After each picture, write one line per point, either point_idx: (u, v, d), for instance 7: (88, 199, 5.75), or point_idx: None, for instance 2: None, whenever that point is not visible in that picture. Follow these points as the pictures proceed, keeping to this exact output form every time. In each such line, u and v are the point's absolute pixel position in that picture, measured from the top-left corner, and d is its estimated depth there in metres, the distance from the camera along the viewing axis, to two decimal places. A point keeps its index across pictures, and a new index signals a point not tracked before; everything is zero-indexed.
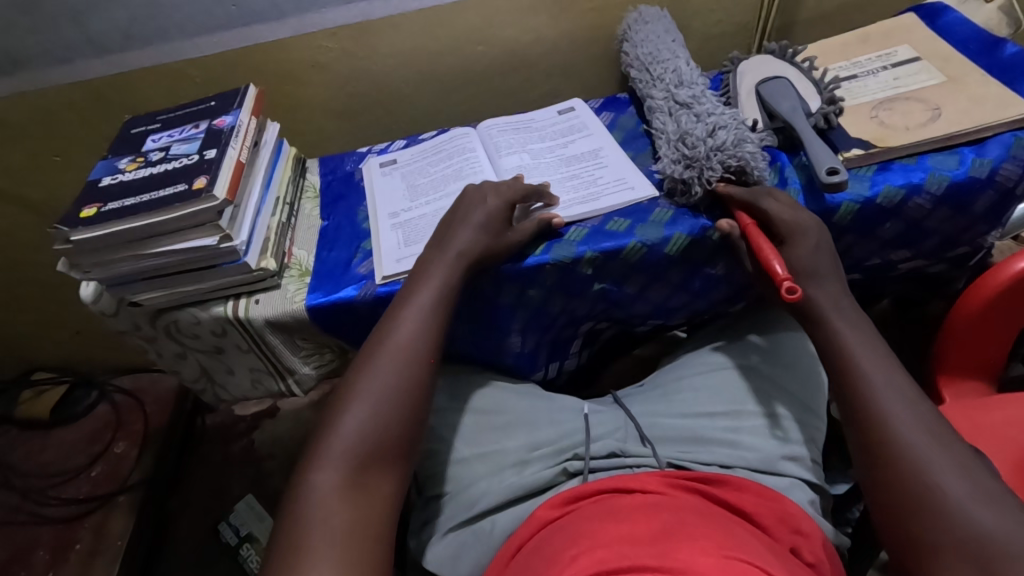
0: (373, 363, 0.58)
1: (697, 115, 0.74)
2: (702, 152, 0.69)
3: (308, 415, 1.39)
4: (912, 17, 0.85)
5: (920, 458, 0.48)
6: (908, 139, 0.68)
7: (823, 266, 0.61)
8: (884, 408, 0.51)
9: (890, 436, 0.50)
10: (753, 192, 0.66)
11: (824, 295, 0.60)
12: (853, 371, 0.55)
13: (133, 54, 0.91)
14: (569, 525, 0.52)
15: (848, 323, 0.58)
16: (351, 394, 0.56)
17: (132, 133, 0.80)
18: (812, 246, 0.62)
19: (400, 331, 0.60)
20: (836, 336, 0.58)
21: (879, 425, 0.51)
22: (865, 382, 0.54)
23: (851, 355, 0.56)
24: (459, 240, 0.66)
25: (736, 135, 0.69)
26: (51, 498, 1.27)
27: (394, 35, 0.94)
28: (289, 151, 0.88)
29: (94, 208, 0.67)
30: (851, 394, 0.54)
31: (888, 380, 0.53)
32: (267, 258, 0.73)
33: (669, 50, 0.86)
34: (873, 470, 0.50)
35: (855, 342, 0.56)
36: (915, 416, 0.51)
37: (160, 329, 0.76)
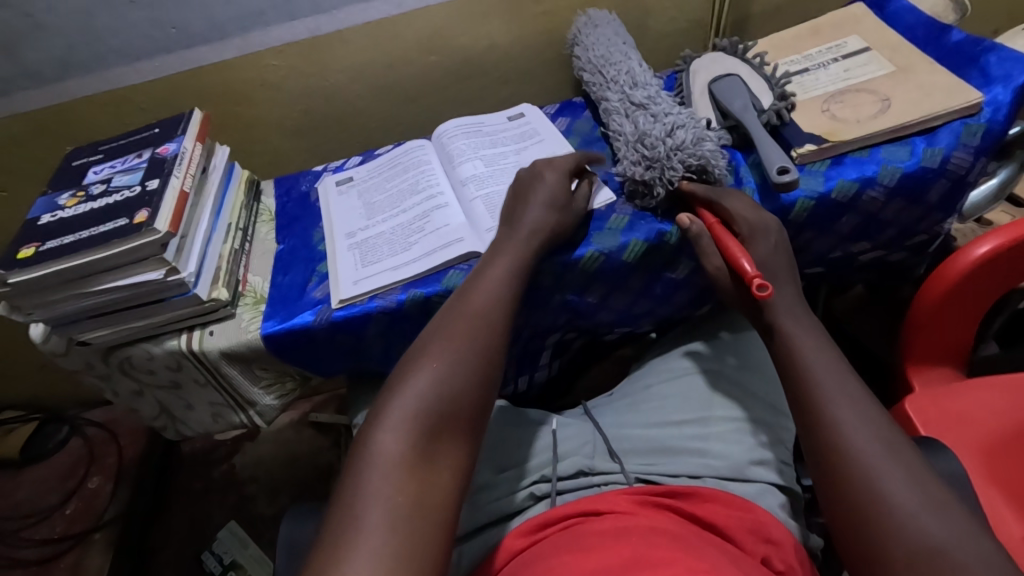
0: (446, 335, 0.57)
1: (654, 115, 0.72)
2: (661, 153, 0.68)
3: (288, 436, 1.37)
4: (860, 7, 0.85)
5: (876, 467, 0.47)
6: (859, 133, 0.68)
7: (775, 270, 0.61)
8: (838, 415, 0.51)
9: (847, 444, 0.49)
10: (716, 191, 0.66)
11: (778, 297, 0.60)
12: (811, 377, 0.54)
13: (73, 83, 0.88)
14: (538, 557, 0.51)
15: (806, 328, 0.58)
16: (420, 363, 0.55)
17: (73, 166, 0.78)
18: (773, 240, 0.62)
19: (471, 308, 0.59)
20: (799, 338, 0.57)
21: (847, 431, 0.50)
22: (820, 390, 0.53)
23: (806, 361, 0.55)
24: (533, 212, 0.66)
25: (694, 133, 0.69)
26: (24, 539, 1.23)
27: (344, 49, 0.92)
28: (240, 174, 0.86)
29: (32, 249, 0.65)
30: (807, 403, 0.53)
31: (845, 385, 0.53)
32: (218, 288, 0.71)
33: (621, 51, 0.85)
34: (831, 480, 0.49)
35: (810, 347, 0.56)
36: (871, 423, 0.50)
37: (114, 367, 0.74)
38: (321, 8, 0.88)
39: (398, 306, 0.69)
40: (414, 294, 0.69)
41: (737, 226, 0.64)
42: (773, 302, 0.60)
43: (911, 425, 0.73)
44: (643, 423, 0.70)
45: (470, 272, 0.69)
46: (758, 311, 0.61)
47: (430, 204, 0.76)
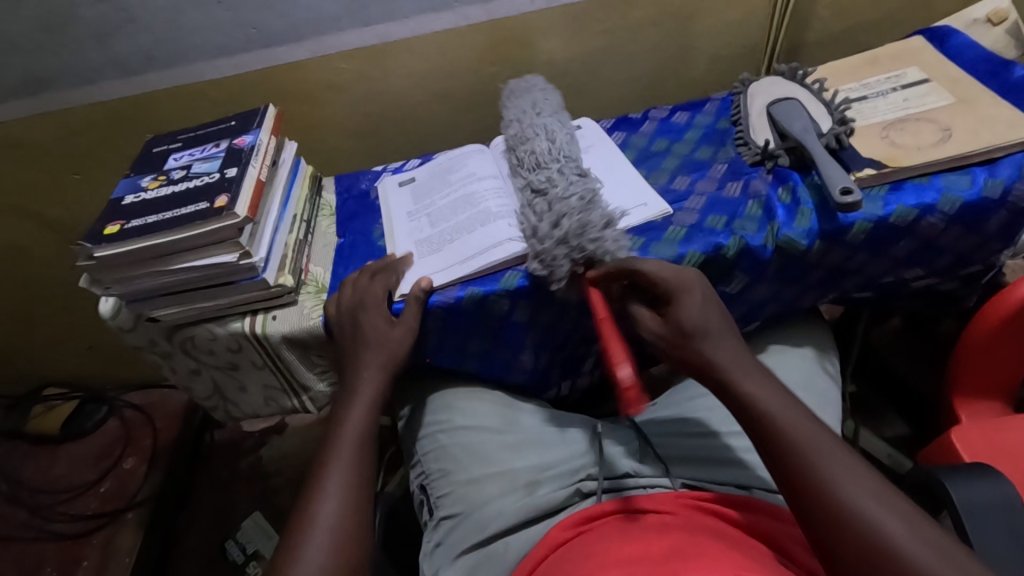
0: (338, 447, 0.63)
1: (546, 203, 0.71)
2: (542, 247, 0.67)
3: (315, 432, 1.38)
4: (920, 39, 0.86)
5: (884, 520, 0.45)
6: (920, 159, 0.69)
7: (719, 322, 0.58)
8: (833, 477, 0.48)
9: (854, 508, 0.46)
10: (618, 265, 0.64)
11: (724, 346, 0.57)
12: (792, 436, 0.50)
13: (155, 76, 0.93)
14: (584, 544, 0.53)
15: (765, 380, 0.54)
16: (306, 526, 0.56)
17: (154, 152, 0.82)
18: (703, 301, 0.59)
19: (340, 454, 0.62)
20: (770, 398, 0.53)
21: (840, 488, 0.47)
22: (814, 448, 0.50)
23: (780, 416, 0.52)
24: (383, 336, 0.69)
25: (585, 220, 0.67)
26: (59, 514, 1.25)
27: (409, 56, 0.96)
28: (305, 169, 0.89)
29: (118, 225, 0.69)
30: (792, 461, 0.50)
31: (822, 441, 0.50)
32: (284, 275, 0.74)
33: (525, 118, 0.83)
34: (836, 550, 0.46)
35: (779, 403, 0.52)
36: (859, 476, 0.48)
37: (177, 345, 0.77)
38: (391, 16, 0.92)
39: (456, 302, 0.71)
40: (473, 292, 0.71)
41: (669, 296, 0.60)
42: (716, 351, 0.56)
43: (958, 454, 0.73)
44: (686, 430, 0.71)
45: (528, 273, 0.71)
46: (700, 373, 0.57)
47: (494, 206, 0.78)
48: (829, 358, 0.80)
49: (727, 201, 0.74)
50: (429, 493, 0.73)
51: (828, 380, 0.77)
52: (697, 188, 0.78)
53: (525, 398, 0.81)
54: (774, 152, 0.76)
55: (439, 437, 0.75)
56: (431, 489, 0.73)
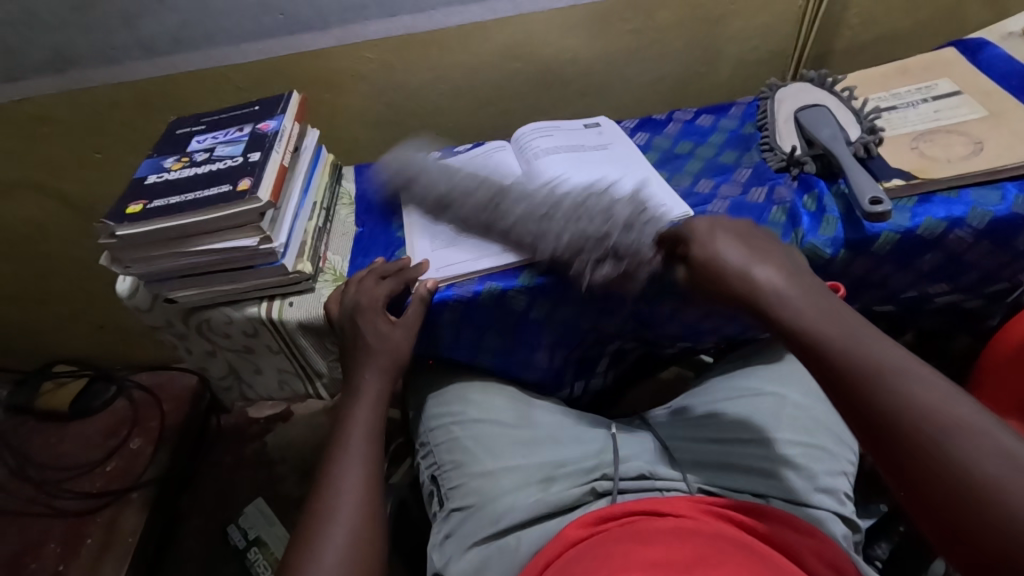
0: (351, 444, 0.64)
1: (574, 212, 0.70)
2: (613, 240, 0.67)
3: (321, 421, 1.37)
4: (952, 51, 0.85)
5: (905, 380, 0.44)
6: (950, 172, 0.68)
7: (772, 262, 0.57)
8: (848, 340, 0.48)
9: (923, 418, 0.42)
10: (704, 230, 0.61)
11: (776, 278, 0.55)
12: (849, 358, 0.47)
13: (181, 58, 0.93)
14: (601, 545, 0.53)
15: (817, 307, 0.52)
16: (323, 522, 0.57)
17: (177, 134, 0.82)
18: (743, 246, 0.58)
19: (350, 453, 0.63)
20: (789, 286, 0.54)
21: (846, 341, 0.48)
22: (886, 365, 0.45)
23: (833, 340, 0.49)
24: (383, 338, 0.69)
25: (631, 208, 0.69)
26: (65, 490, 1.24)
27: (435, 48, 0.96)
28: (326, 158, 0.89)
29: (140, 205, 0.69)
30: (799, 319, 0.51)
31: (892, 360, 0.46)
32: (303, 262, 0.74)
33: (448, 170, 0.80)
34: (918, 471, 0.41)
35: (835, 329, 0.49)
36: (884, 346, 0.47)
37: (192, 328, 0.78)
38: (418, 7, 0.92)
39: (474, 297, 0.70)
40: (491, 287, 0.70)
41: (695, 244, 0.60)
42: (775, 284, 0.54)
43: None
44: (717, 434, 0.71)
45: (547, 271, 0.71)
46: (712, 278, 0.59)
47: None
48: None
49: (750, 206, 0.74)
50: (440, 484, 0.74)
51: None
52: (720, 192, 0.77)
53: (540, 397, 0.82)
54: (800, 159, 0.75)
55: (453, 429, 0.76)
56: (442, 480, 0.74)
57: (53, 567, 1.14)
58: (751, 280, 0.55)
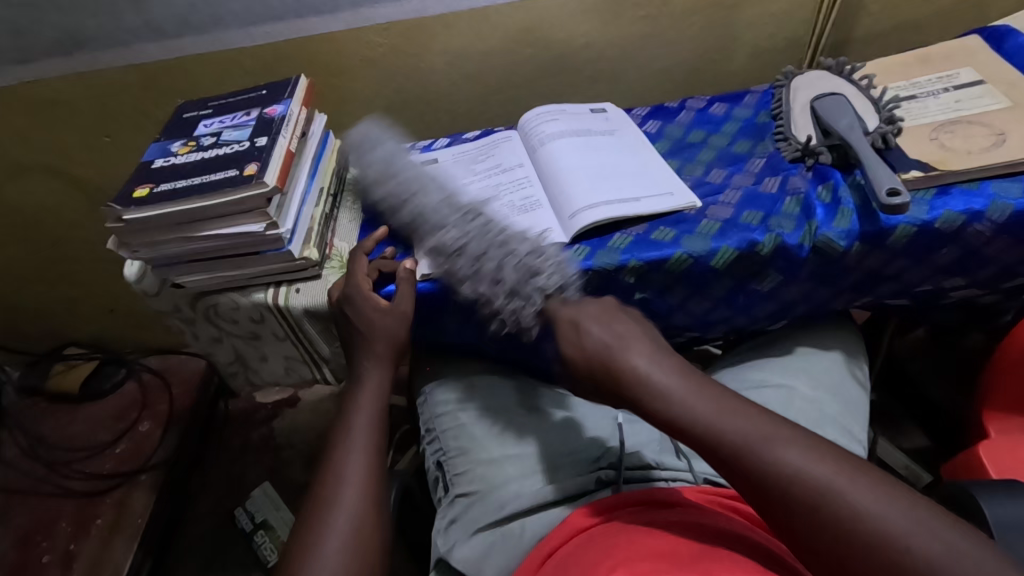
0: (360, 428, 0.64)
1: (476, 247, 0.68)
2: (500, 305, 0.66)
3: (327, 407, 1.38)
4: (975, 39, 0.83)
5: (771, 450, 0.46)
6: (971, 164, 0.66)
7: (627, 342, 0.59)
8: (711, 421, 0.50)
9: (806, 480, 0.44)
10: (578, 310, 0.63)
11: (648, 364, 0.56)
12: (719, 435, 0.49)
13: (189, 41, 0.92)
14: (605, 534, 0.52)
15: (678, 381, 0.54)
16: (327, 507, 0.58)
17: (184, 118, 0.82)
18: (613, 332, 0.60)
19: (355, 438, 0.63)
20: (657, 367, 0.55)
21: (714, 423, 0.50)
22: (750, 442, 0.48)
23: (702, 418, 0.51)
24: (384, 327, 0.68)
25: (521, 273, 0.66)
26: (76, 471, 1.25)
27: (444, 33, 0.94)
28: (334, 143, 0.88)
29: (147, 189, 0.69)
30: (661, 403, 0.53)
31: (759, 428, 0.48)
32: (310, 248, 0.74)
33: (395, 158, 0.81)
34: (813, 539, 0.43)
35: (707, 406, 0.51)
36: (740, 418, 0.50)
37: (199, 312, 0.78)
38: None
39: None
40: None
41: (575, 336, 0.61)
42: (642, 367, 0.56)
43: (985, 471, 0.74)
44: None
45: None
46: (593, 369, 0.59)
47: (517, 200, 0.77)
48: (857, 364, 0.79)
49: (763, 197, 0.72)
50: (445, 470, 0.74)
51: (857, 387, 0.76)
52: (733, 182, 0.75)
53: (546, 385, 0.81)
54: (815, 149, 0.74)
55: (459, 416, 0.76)
56: (447, 466, 0.74)
57: (65, 546, 1.16)
58: (630, 372, 0.56)
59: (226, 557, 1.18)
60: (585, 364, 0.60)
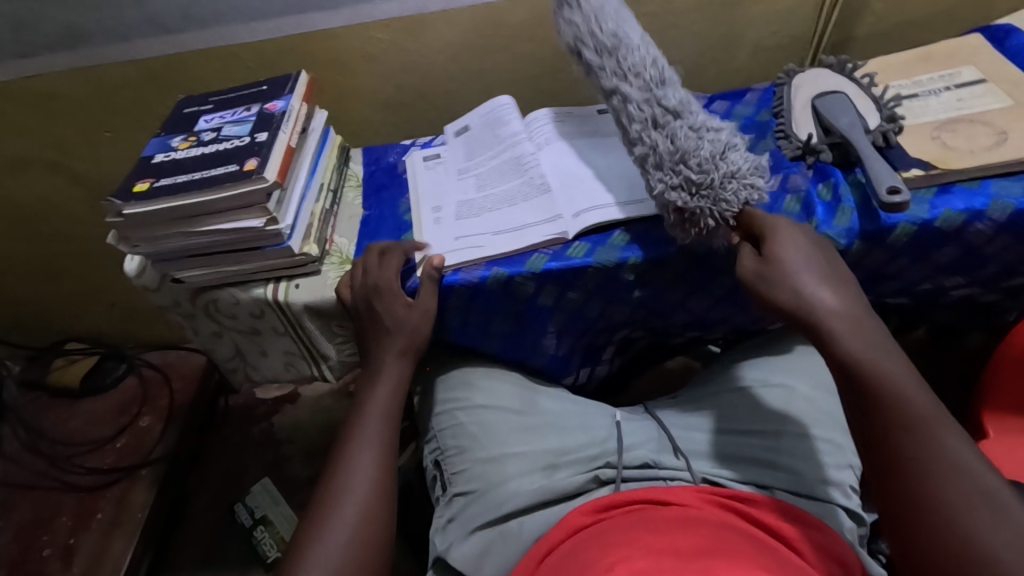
0: (365, 422, 0.65)
1: (694, 128, 0.68)
2: (716, 188, 0.64)
3: (328, 403, 1.38)
4: (977, 38, 0.82)
5: (942, 437, 0.47)
6: (971, 163, 0.66)
7: (846, 294, 0.57)
8: (907, 387, 0.50)
9: (961, 471, 0.46)
10: (775, 228, 0.62)
11: (840, 309, 0.56)
12: (902, 396, 0.50)
13: (190, 36, 0.92)
14: (602, 532, 0.53)
15: (879, 347, 0.53)
16: (330, 502, 0.58)
17: (185, 113, 0.82)
18: (818, 267, 0.59)
19: (358, 433, 0.64)
20: (849, 321, 0.55)
21: (905, 384, 0.50)
22: (922, 417, 0.49)
23: (896, 375, 0.51)
24: (401, 320, 0.68)
25: (747, 165, 0.67)
26: (77, 466, 1.26)
27: (446, 29, 0.94)
28: (334, 139, 0.88)
29: (147, 183, 0.69)
30: (847, 347, 0.53)
31: (933, 415, 0.49)
32: (309, 244, 0.74)
33: (620, 20, 0.77)
34: (926, 518, 0.45)
35: (899, 369, 0.52)
36: (921, 395, 0.50)
37: (199, 308, 0.78)
38: None
39: (480, 282, 0.70)
40: (498, 272, 0.69)
41: (769, 245, 0.61)
42: (832, 307, 0.56)
43: None
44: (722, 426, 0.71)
45: (555, 256, 0.69)
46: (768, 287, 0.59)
47: (518, 194, 0.76)
48: None
49: (763, 195, 0.72)
50: (444, 469, 0.74)
51: None
52: None
53: (544, 383, 0.82)
54: (816, 147, 0.73)
55: (456, 414, 0.76)
56: (446, 464, 0.74)
57: (65, 540, 1.16)
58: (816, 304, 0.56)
59: (226, 552, 1.19)
60: (762, 284, 0.59)
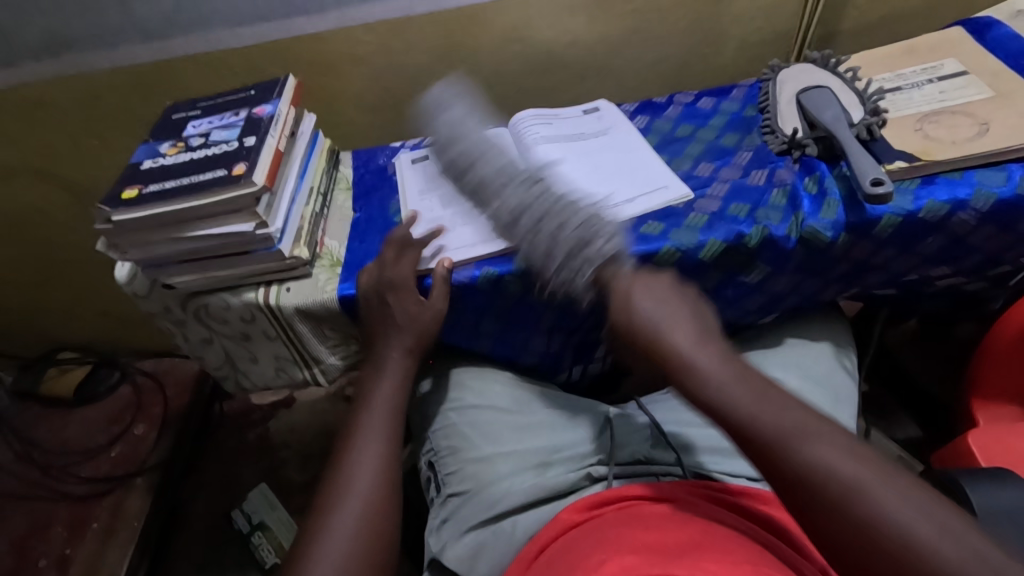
0: (363, 424, 0.65)
1: (535, 216, 0.65)
2: (558, 268, 0.63)
3: (323, 407, 1.38)
4: (959, 30, 0.83)
5: (809, 444, 0.45)
6: (954, 154, 0.66)
7: (694, 327, 0.55)
8: (759, 411, 0.48)
9: (842, 479, 0.43)
10: (624, 283, 0.59)
11: (689, 343, 0.53)
12: (758, 421, 0.47)
13: (177, 42, 0.92)
14: (595, 529, 0.53)
15: (726, 369, 0.51)
16: (330, 504, 0.58)
17: (172, 119, 0.82)
18: (663, 304, 0.57)
19: (361, 436, 0.64)
20: (698, 351, 0.52)
21: (757, 408, 0.48)
22: (788, 431, 0.46)
23: (745, 404, 0.48)
24: (411, 318, 0.68)
25: (586, 229, 0.62)
26: (71, 475, 1.25)
27: (433, 31, 0.95)
28: (323, 142, 0.88)
29: (136, 190, 0.69)
30: (702, 387, 0.50)
31: (794, 421, 0.47)
32: (299, 247, 0.74)
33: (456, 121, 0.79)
34: (835, 538, 0.43)
35: (746, 389, 0.49)
36: (779, 405, 0.48)
37: (190, 313, 0.78)
38: None
39: (472, 282, 0.70)
40: (488, 271, 0.70)
41: (616, 301, 0.59)
42: (682, 344, 0.53)
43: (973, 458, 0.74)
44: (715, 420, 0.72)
45: None
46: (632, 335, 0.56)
47: None
48: (846, 354, 0.80)
49: (751, 189, 0.73)
50: (438, 469, 0.75)
51: (845, 377, 0.77)
52: (720, 175, 0.76)
53: (536, 381, 0.82)
54: (802, 141, 0.74)
55: (450, 414, 0.76)
56: (440, 465, 0.74)
57: (61, 550, 1.16)
58: (668, 350, 0.53)
59: (223, 558, 1.18)
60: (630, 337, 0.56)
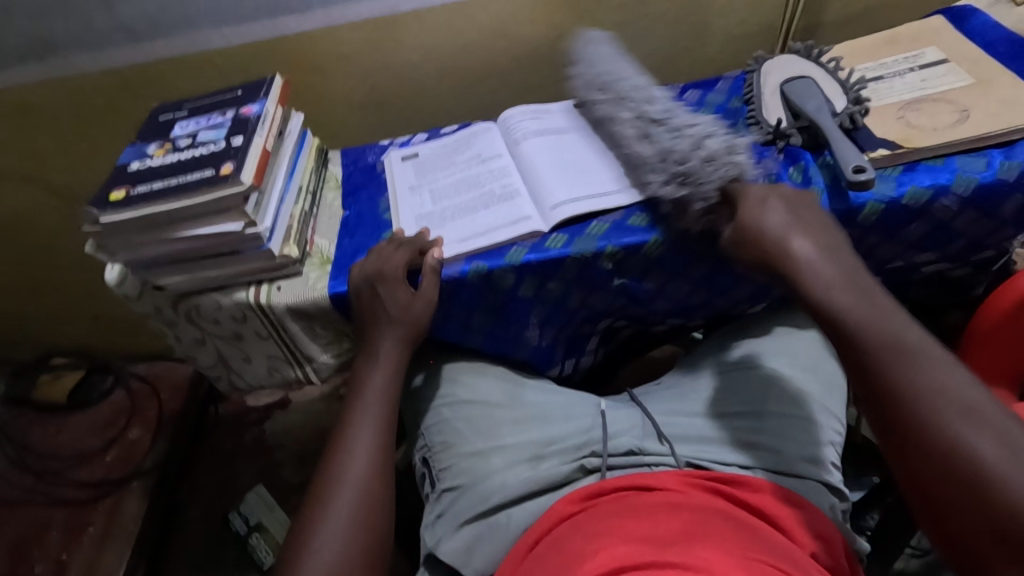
0: (357, 419, 0.65)
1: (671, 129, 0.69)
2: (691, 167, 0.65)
3: (319, 407, 1.38)
4: (939, 19, 0.84)
5: (922, 365, 0.48)
6: (935, 140, 0.67)
7: (835, 247, 0.58)
8: (890, 325, 0.51)
9: (947, 397, 0.46)
10: (750, 200, 0.63)
11: (816, 253, 0.58)
12: (874, 333, 0.51)
13: (163, 43, 0.92)
14: (589, 520, 0.53)
15: (861, 286, 0.54)
16: (326, 500, 0.58)
17: (159, 120, 0.82)
18: (795, 219, 0.60)
19: (357, 430, 0.64)
20: (825, 262, 0.57)
21: (881, 322, 0.51)
22: (902, 347, 0.49)
23: (870, 318, 0.52)
24: (405, 311, 0.68)
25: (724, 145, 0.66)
26: (66, 480, 1.25)
27: (419, 29, 0.95)
28: (311, 141, 0.89)
29: (123, 191, 0.68)
30: (821, 296, 0.55)
31: (911, 340, 0.50)
32: (289, 245, 0.74)
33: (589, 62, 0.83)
34: (919, 449, 0.45)
35: (867, 303, 0.53)
36: (902, 324, 0.51)
37: (182, 314, 0.78)
38: None
39: (461, 276, 0.70)
40: (477, 266, 0.70)
41: (741, 206, 0.63)
42: (810, 254, 0.57)
43: None
44: (706, 410, 0.72)
45: (534, 249, 0.70)
46: (747, 234, 0.61)
47: (497, 190, 0.77)
48: None
49: None
50: (431, 466, 0.75)
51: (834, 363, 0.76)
52: None
53: (528, 376, 0.82)
54: (786, 131, 0.75)
55: (443, 410, 0.77)
56: (433, 462, 0.75)
57: (57, 556, 1.15)
58: (793, 254, 0.58)
59: (222, 559, 1.18)
60: (746, 243, 0.61)
